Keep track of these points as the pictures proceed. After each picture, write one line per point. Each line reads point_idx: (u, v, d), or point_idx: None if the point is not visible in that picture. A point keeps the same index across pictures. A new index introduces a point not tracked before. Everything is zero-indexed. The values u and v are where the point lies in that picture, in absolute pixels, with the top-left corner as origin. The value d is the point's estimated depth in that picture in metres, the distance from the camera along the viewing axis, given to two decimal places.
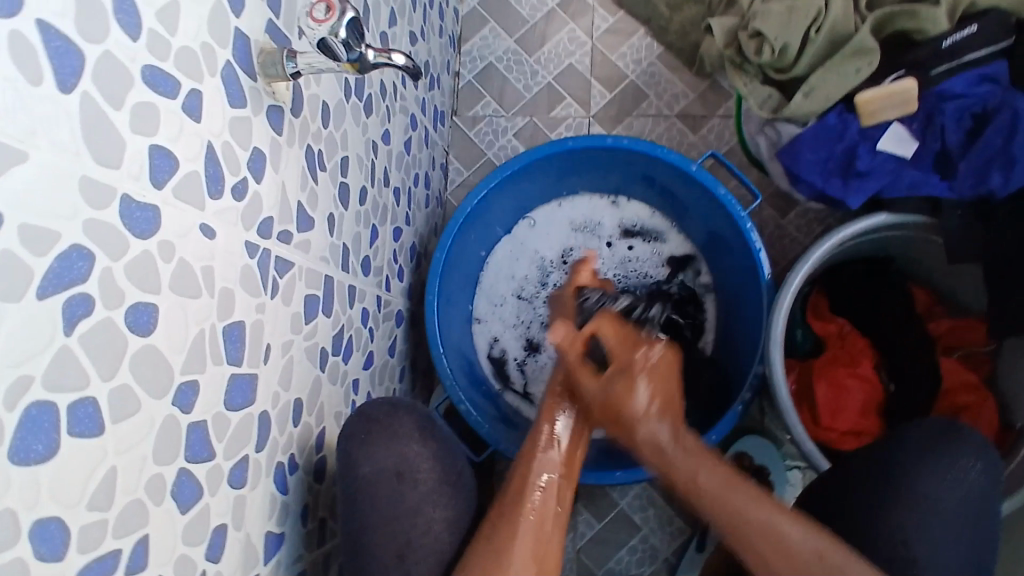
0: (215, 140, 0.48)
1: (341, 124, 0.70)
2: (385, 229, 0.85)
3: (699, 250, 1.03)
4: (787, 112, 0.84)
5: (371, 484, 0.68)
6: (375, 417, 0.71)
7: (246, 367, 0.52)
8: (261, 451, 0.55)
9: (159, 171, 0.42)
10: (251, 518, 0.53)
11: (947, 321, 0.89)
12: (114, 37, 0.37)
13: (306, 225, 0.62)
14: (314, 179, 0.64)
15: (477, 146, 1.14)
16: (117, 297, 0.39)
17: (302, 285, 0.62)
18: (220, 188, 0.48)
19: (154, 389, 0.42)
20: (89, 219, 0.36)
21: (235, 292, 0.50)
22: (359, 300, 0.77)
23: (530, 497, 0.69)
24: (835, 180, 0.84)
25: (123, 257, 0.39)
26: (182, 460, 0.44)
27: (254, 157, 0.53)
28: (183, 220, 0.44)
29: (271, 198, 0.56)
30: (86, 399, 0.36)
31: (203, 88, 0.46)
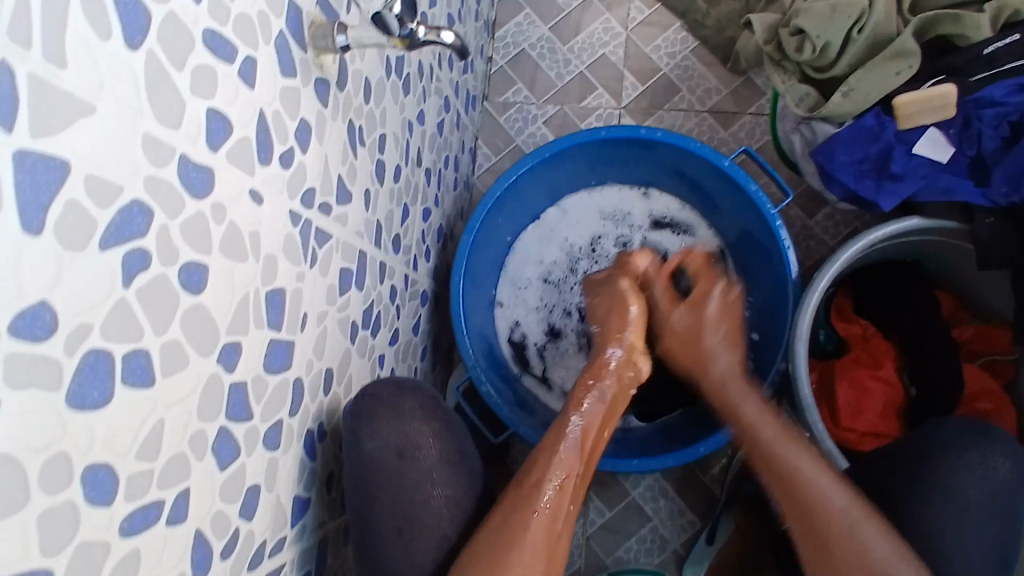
0: (267, 108, 0.49)
1: (381, 102, 0.71)
2: (416, 209, 0.86)
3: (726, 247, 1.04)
4: (824, 111, 0.84)
5: (374, 462, 0.65)
6: (381, 396, 0.68)
7: (284, 333, 0.53)
8: (295, 416, 0.56)
9: (215, 134, 0.43)
10: (282, 480, 0.55)
11: (971, 328, 0.90)
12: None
13: (344, 198, 0.63)
14: (354, 154, 0.65)
15: (507, 132, 1.15)
16: (171, 254, 0.39)
17: (338, 257, 0.63)
18: (268, 156, 0.49)
19: (201, 346, 0.43)
20: (148, 175, 0.37)
21: (278, 259, 0.51)
22: (388, 277, 0.78)
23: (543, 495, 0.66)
24: (868, 182, 0.84)
25: (179, 215, 0.40)
26: (223, 418, 0.46)
27: (301, 128, 0.54)
28: (234, 184, 0.45)
29: (314, 169, 0.56)
30: (138, 351, 0.38)
31: (257, 56, 0.46)
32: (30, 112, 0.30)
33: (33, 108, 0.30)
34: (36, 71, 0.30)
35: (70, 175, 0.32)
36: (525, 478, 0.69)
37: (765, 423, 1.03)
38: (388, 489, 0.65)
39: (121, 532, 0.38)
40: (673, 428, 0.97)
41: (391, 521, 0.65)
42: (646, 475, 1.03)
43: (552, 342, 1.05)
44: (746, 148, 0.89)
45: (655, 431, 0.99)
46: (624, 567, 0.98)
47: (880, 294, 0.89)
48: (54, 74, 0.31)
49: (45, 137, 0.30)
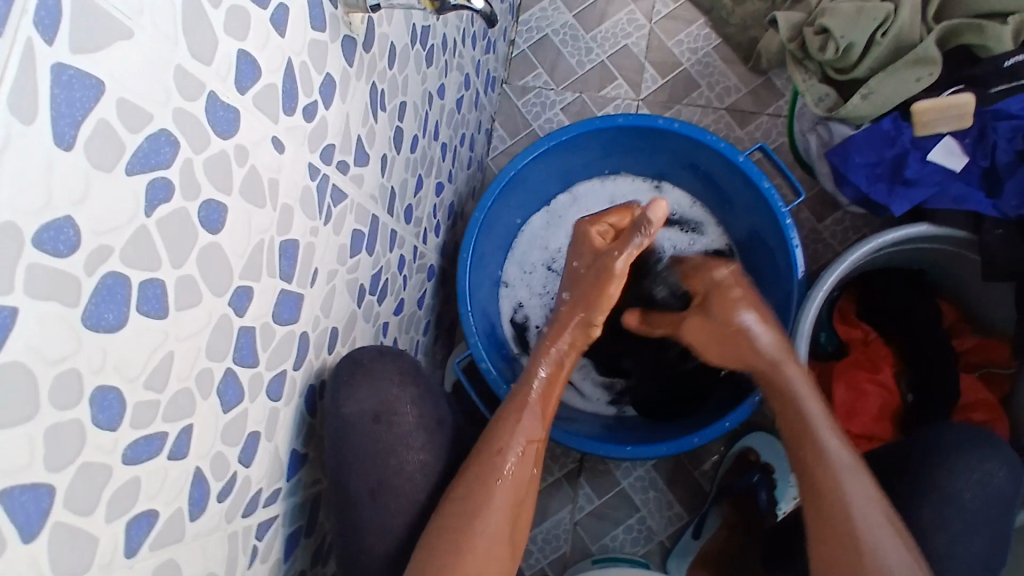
0: (295, 58, 0.49)
1: (404, 69, 0.71)
2: (429, 182, 0.87)
3: (734, 245, 1.04)
4: (842, 112, 0.84)
5: (352, 425, 0.63)
6: (362, 360, 0.65)
7: (295, 285, 0.54)
8: (298, 370, 0.57)
9: (243, 77, 0.43)
10: (281, 431, 0.55)
11: (972, 340, 0.90)
12: None
13: (362, 160, 0.63)
14: (374, 117, 0.65)
15: (524, 116, 1.15)
16: (194, 190, 0.40)
17: (351, 218, 0.63)
18: (293, 106, 0.50)
19: (214, 285, 0.43)
20: (178, 108, 0.38)
21: (294, 210, 0.52)
22: (398, 246, 0.79)
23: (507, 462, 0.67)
24: (881, 186, 0.84)
25: (204, 152, 0.40)
26: (230, 360, 0.46)
27: (326, 82, 0.54)
28: (258, 129, 0.46)
29: (335, 126, 0.57)
30: (155, 280, 0.38)
31: (290, 4, 0.47)
32: (72, 28, 0.30)
33: (75, 24, 0.30)
34: None
35: (103, 96, 0.32)
36: (488, 442, 0.70)
37: (759, 422, 1.04)
38: (364, 452, 0.63)
39: (123, 459, 0.38)
40: (667, 421, 0.97)
41: (367, 484, 0.63)
42: (638, 466, 1.04)
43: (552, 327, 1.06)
44: (760, 146, 0.89)
45: (649, 421, 0.99)
46: (609, 554, 0.99)
47: (884, 299, 0.89)
48: None
49: (83, 54, 0.31)
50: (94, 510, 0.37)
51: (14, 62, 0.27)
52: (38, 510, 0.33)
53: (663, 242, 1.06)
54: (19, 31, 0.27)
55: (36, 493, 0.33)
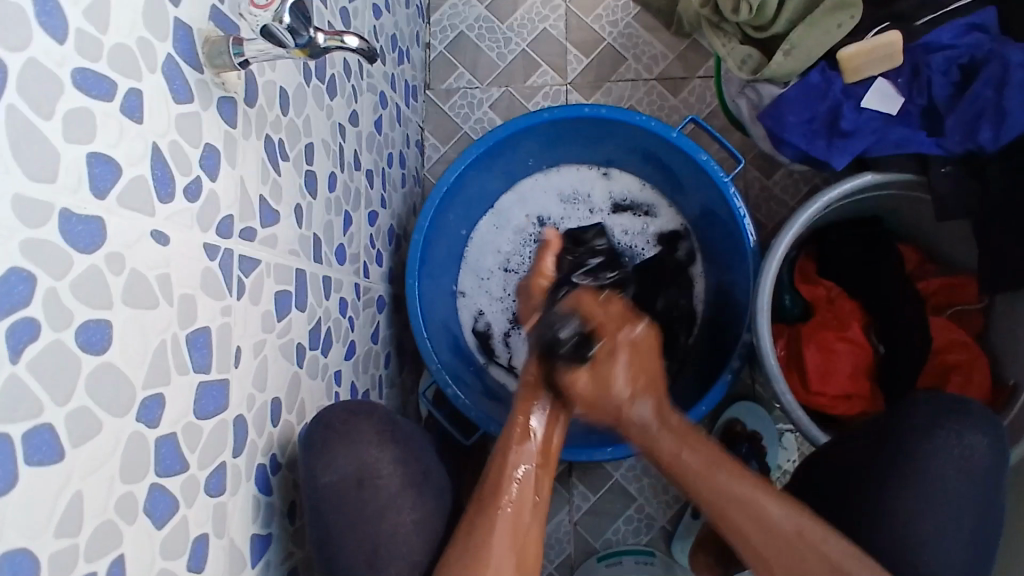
0: (162, 141, 0.45)
1: (303, 110, 0.67)
2: (359, 214, 0.83)
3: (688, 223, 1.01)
4: (768, 73, 0.81)
5: (336, 496, 0.61)
6: (332, 425, 0.63)
7: (216, 373, 0.51)
8: (240, 456, 0.54)
9: (101, 179, 0.40)
10: (234, 524, 0.53)
11: (936, 280, 0.88)
12: (40, 45, 0.35)
13: (271, 219, 0.60)
14: (276, 170, 0.62)
15: (453, 120, 1.11)
16: (64, 317, 0.36)
17: (271, 282, 0.60)
18: (171, 190, 0.46)
19: (115, 407, 0.40)
20: (26, 238, 0.34)
21: (197, 296, 0.49)
22: (336, 291, 0.75)
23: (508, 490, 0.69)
24: (820, 142, 0.81)
25: (67, 274, 0.37)
26: (153, 475, 0.43)
27: (206, 154, 0.50)
28: (132, 228, 0.42)
29: (228, 196, 0.53)
30: (41, 425, 0.35)
31: (143, 87, 0.44)
32: None
33: None
34: None
35: None
36: (487, 480, 0.70)
37: (740, 391, 1.03)
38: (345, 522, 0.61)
39: None
40: None
41: (359, 549, 0.62)
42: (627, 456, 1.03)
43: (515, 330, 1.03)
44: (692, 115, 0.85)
45: None
46: (614, 549, 0.99)
47: (840, 249, 0.88)
48: None
49: None
50: None
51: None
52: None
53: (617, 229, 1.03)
54: None
55: None
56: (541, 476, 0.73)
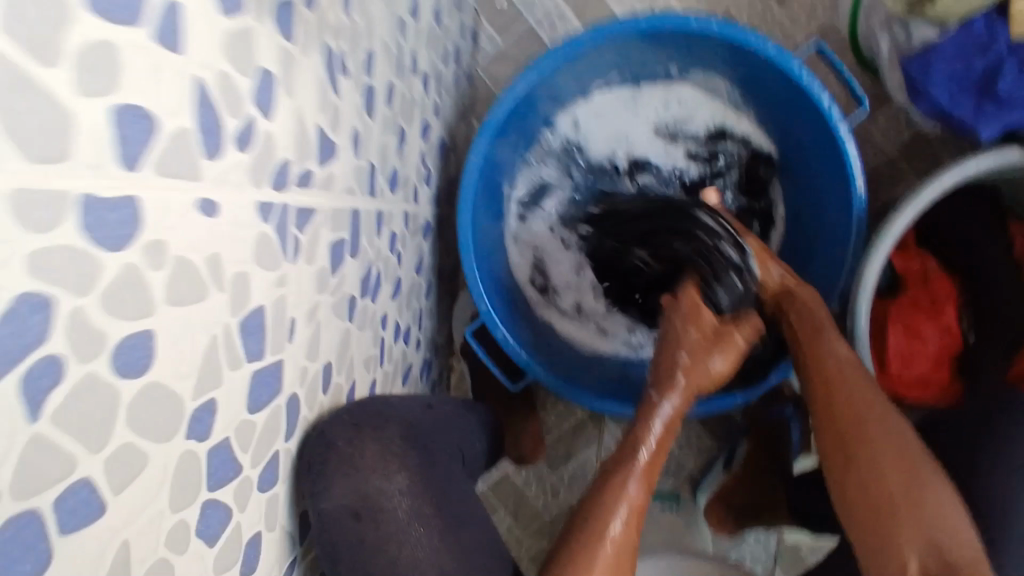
0: (206, 76, 0.34)
1: (365, 7, 0.53)
2: (413, 129, 0.71)
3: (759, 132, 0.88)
4: (931, 12, 0.64)
5: (333, 529, 0.51)
6: (339, 444, 0.52)
7: (270, 357, 0.43)
8: (290, 440, 0.48)
9: (131, 143, 0.30)
10: (281, 513, 0.48)
11: None
12: None
13: (328, 154, 0.49)
14: (336, 92, 0.50)
15: (514, 8, 0.94)
16: (95, 341, 0.29)
17: (327, 232, 0.50)
18: (219, 141, 0.35)
19: (161, 433, 0.33)
20: (37, 251, 0.25)
21: (252, 273, 0.40)
22: (387, 225, 0.66)
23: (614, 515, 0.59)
24: (966, 101, 0.67)
25: (96, 285, 0.28)
26: (205, 491, 0.37)
27: (260, 84, 0.39)
28: (174, 202, 0.32)
29: (285, 135, 0.42)
30: (74, 484, 0.28)
31: (184, 3, 0.32)
32: None
33: None
34: None
35: None
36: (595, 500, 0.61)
37: None
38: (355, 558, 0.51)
39: None
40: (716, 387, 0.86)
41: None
42: None
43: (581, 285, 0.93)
44: (817, 47, 0.70)
45: None
46: None
47: (952, 226, 0.77)
48: None
49: None
50: None
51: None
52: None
53: (674, 134, 0.91)
54: None
55: None
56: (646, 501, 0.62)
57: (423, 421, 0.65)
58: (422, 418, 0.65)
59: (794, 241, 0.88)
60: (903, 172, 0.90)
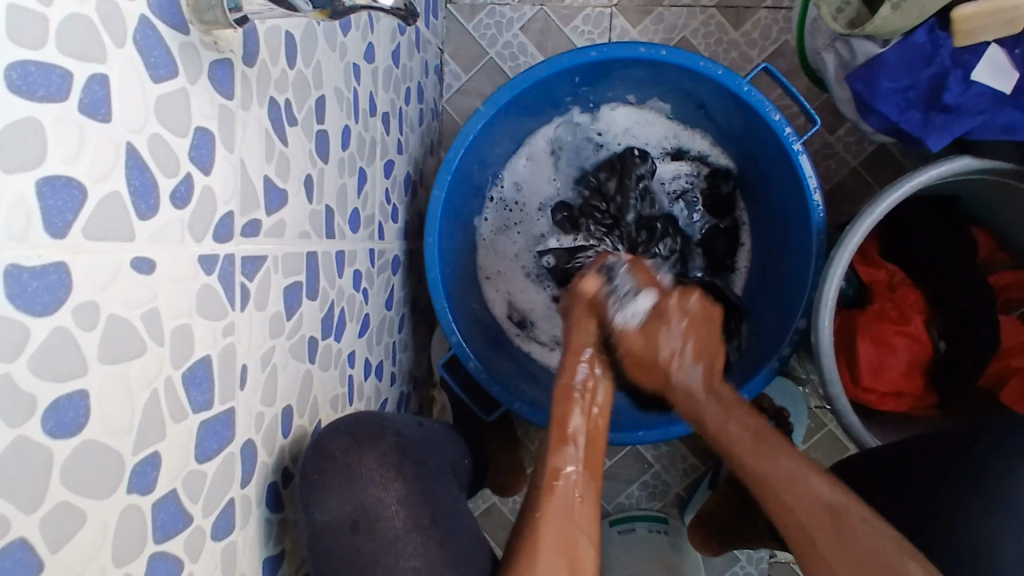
0: (138, 138, 0.35)
1: (312, 57, 0.55)
2: (374, 168, 0.72)
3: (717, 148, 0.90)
4: (869, 29, 0.64)
5: (327, 543, 0.52)
6: (332, 453, 0.55)
7: (220, 406, 0.43)
8: (249, 485, 0.48)
9: (57, 212, 0.30)
10: (244, 556, 0.48)
11: (1011, 272, 0.79)
12: None
13: (277, 201, 0.50)
14: (283, 141, 0.51)
15: (476, 43, 0.96)
16: (24, 407, 0.29)
17: (279, 277, 0.51)
18: (153, 202, 0.36)
19: (98, 490, 0.33)
20: None
21: (194, 324, 0.40)
22: (349, 264, 0.67)
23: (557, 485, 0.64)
24: (914, 114, 0.68)
25: (24, 351, 0.28)
26: (151, 544, 0.37)
27: (197, 141, 0.40)
28: (107, 265, 0.33)
29: (226, 188, 0.43)
30: (11, 545, 0.28)
31: (109, 71, 0.33)
32: None
33: None
34: None
35: None
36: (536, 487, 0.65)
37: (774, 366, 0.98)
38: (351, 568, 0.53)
39: None
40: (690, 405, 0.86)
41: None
42: None
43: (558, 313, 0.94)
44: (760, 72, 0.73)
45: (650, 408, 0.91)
46: (626, 514, 0.96)
47: (913, 236, 0.77)
48: None
49: None
50: None
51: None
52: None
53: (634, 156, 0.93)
54: None
55: None
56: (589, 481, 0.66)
57: (415, 438, 0.65)
58: (415, 438, 0.64)
59: (763, 256, 0.89)
60: (866, 183, 0.92)
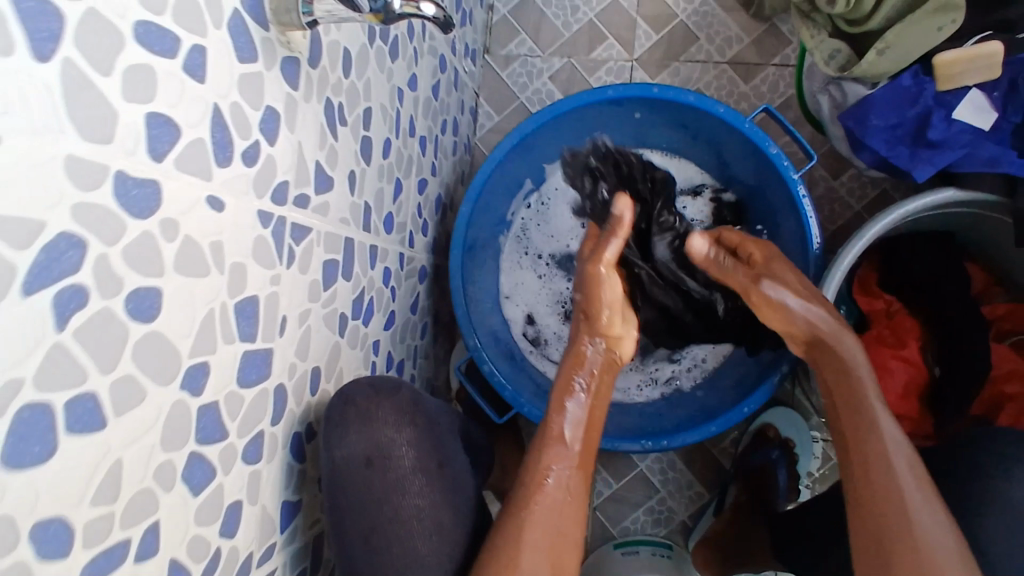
0: (222, 102, 0.44)
1: (364, 72, 0.65)
2: (409, 182, 0.81)
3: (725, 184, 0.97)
4: (856, 72, 0.72)
5: (342, 471, 0.58)
6: (355, 399, 0.61)
7: (261, 342, 0.50)
8: (278, 424, 0.54)
9: (158, 142, 0.38)
10: (266, 490, 0.53)
11: (1004, 304, 0.81)
12: None
13: (325, 185, 0.59)
14: (334, 135, 0.60)
15: (510, 88, 1.07)
16: (114, 285, 0.36)
17: (320, 251, 0.59)
18: (229, 154, 0.45)
19: (161, 376, 0.40)
20: (77, 202, 0.33)
21: (249, 265, 0.48)
22: (381, 260, 0.74)
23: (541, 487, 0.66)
24: (902, 150, 0.74)
25: (120, 241, 0.36)
26: (193, 443, 0.43)
27: (266, 117, 0.49)
28: (189, 194, 0.41)
29: (286, 160, 0.52)
30: (86, 394, 0.34)
31: (207, 44, 0.42)
32: None
33: None
34: None
35: None
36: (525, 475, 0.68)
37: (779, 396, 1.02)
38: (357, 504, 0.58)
39: None
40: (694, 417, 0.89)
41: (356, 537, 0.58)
42: None
43: None
44: (741, 116, 0.82)
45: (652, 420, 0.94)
46: (631, 537, 0.97)
47: (913, 264, 0.81)
48: None
49: None
50: None
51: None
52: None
53: None
54: None
55: None
56: (579, 479, 0.68)
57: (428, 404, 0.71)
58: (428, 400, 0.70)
59: None
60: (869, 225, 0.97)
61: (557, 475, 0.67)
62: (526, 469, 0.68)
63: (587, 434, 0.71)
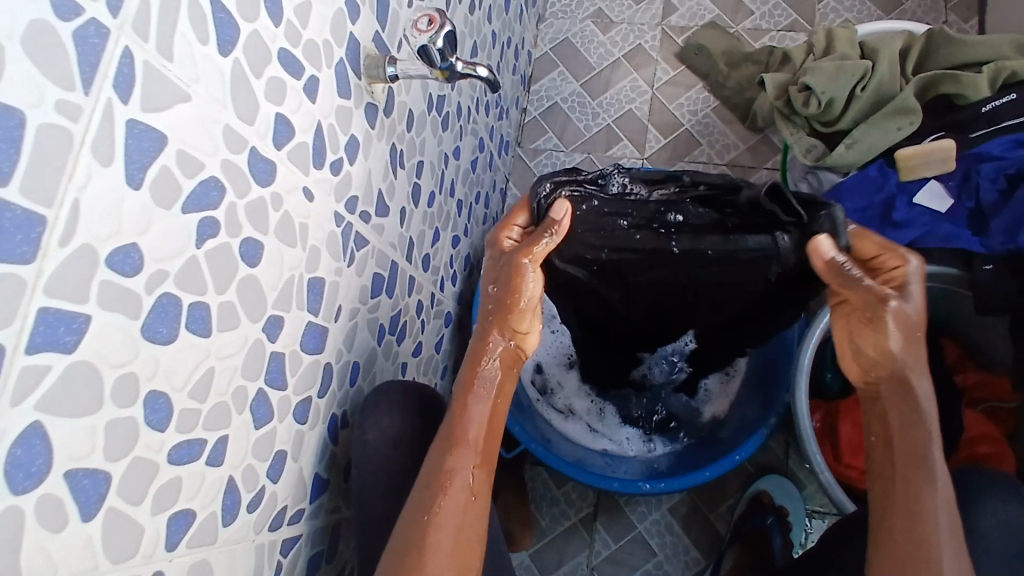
0: (324, 120, 0.57)
1: (421, 132, 0.80)
2: (446, 234, 0.94)
3: None
4: (829, 160, 0.91)
5: (376, 453, 0.68)
6: (388, 394, 0.71)
7: (320, 319, 0.60)
8: (322, 398, 0.62)
9: (280, 135, 0.51)
10: (306, 453, 0.60)
11: (975, 375, 0.92)
12: (263, 21, 0.46)
13: (382, 211, 0.71)
14: (394, 174, 0.73)
15: (536, 175, 1.22)
16: (236, 228, 0.46)
17: (373, 263, 0.70)
18: (321, 161, 0.57)
19: (251, 313, 0.49)
20: (225, 159, 0.45)
21: (321, 251, 0.59)
22: (416, 292, 0.85)
23: (442, 493, 0.61)
24: (873, 229, 0.88)
25: (245, 197, 0.47)
26: (262, 382, 0.52)
27: (350, 142, 0.62)
28: (291, 180, 0.53)
29: (358, 180, 0.64)
30: (201, 303, 0.44)
31: (320, 76, 0.55)
32: (143, 93, 0.37)
33: (146, 89, 0.37)
34: (150, 60, 0.37)
35: (165, 146, 0.39)
36: (429, 478, 0.62)
37: (774, 467, 1.06)
38: (383, 481, 0.68)
39: (168, 459, 0.43)
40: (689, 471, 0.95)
41: (379, 516, 0.67)
42: (653, 510, 1.05)
43: (576, 386, 1.06)
44: None
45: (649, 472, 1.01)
46: None
47: None
48: (162, 64, 0.38)
49: (150, 112, 0.38)
50: (141, 502, 0.41)
51: (53, 97, 0.32)
52: (40, 452, 0.34)
53: None
54: (101, 93, 0.34)
55: (96, 478, 0.37)
56: (484, 479, 0.64)
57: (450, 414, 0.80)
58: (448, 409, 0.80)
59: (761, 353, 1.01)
60: None
61: (462, 477, 0.62)
62: (429, 469, 0.63)
63: (489, 430, 0.65)
